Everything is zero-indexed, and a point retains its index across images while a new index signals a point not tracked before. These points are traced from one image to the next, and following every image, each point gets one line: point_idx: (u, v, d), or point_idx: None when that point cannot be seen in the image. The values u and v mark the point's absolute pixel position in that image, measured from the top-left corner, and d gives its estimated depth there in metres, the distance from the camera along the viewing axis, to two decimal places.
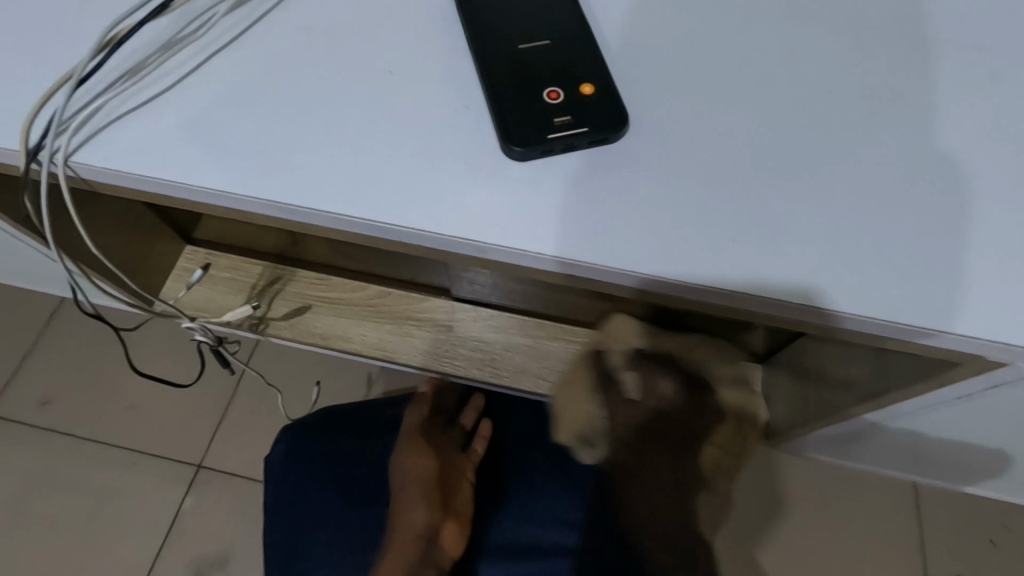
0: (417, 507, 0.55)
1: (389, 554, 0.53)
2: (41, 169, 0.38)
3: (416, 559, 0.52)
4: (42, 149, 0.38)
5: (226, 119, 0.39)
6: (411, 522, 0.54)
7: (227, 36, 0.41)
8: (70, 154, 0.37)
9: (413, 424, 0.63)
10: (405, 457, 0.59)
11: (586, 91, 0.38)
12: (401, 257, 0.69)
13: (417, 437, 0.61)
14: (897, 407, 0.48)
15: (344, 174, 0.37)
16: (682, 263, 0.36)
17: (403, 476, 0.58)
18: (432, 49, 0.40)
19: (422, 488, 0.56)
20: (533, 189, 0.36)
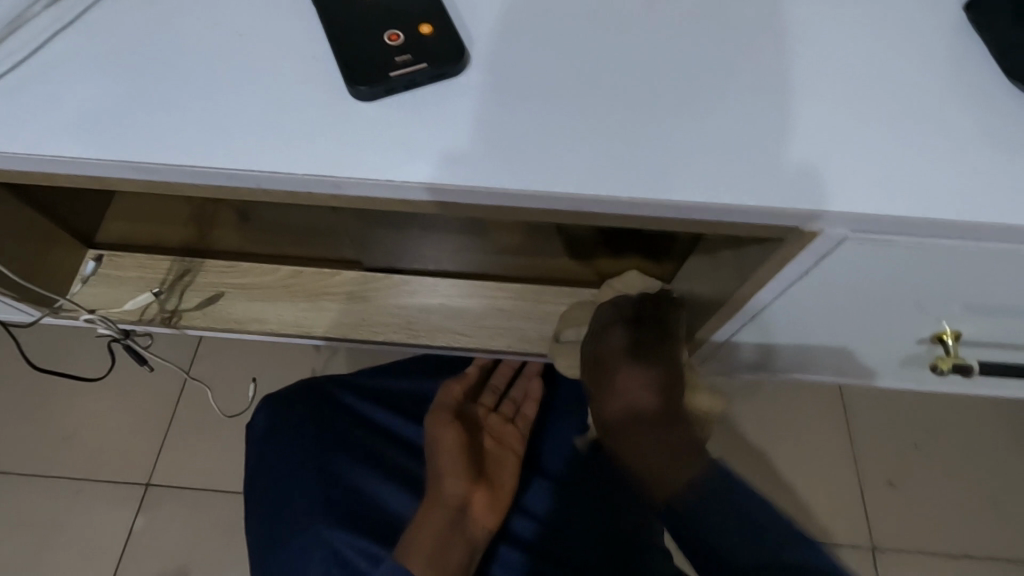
0: (452, 477, 0.59)
1: (426, 520, 0.56)
2: None
3: (448, 526, 0.56)
4: None
5: (67, 90, 0.39)
6: (450, 491, 0.58)
7: (70, 15, 0.41)
8: None
9: (449, 401, 0.65)
10: (439, 432, 0.62)
11: (423, 32, 0.40)
12: (315, 227, 0.70)
13: (452, 416, 0.64)
14: (756, 300, 0.52)
15: (194, 130, 0.39)
16: (517, 173, 0.39)
17: (436, 446, 0.61)
18: (274, 9, 0.42)
19: (455, 460, 0.60)
20: (384, 126, 0.39)
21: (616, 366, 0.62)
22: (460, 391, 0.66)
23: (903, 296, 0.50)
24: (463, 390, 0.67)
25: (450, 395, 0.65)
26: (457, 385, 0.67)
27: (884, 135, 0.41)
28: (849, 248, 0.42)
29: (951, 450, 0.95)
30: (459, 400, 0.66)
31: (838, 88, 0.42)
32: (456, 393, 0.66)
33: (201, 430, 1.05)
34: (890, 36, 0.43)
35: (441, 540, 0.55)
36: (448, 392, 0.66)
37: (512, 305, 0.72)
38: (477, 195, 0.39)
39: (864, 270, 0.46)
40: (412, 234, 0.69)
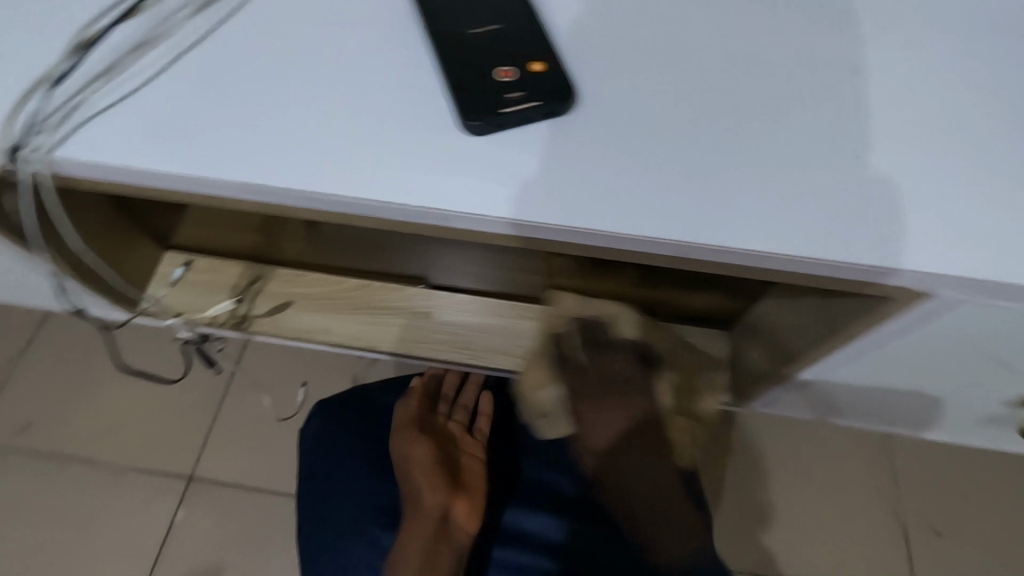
0: (426, 491, 0.61)
1: (408, 536, 0.58)
2: (25, 169, 0.39)
3: (430, 539, 0.58)
4: (23, 148, 0.38)
5: (190, 110, 0.41)
6: (423, 505, 0.60)
7: (194, 35, 0.42)
8: (53, 149, 0.38)
9: (403, 415, 0.67)
10: (399, 447, 0.64)
11: (535, 69, 0.41)
12: (379, 242, 0.73)
13: (405, 435, 0.65)
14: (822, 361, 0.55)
15: (312, 155, 0.40)
16: (628, 217, 0.39)
17: (406, 460, 0.63)
18: (386, 40, 0.43)
19: (423, 473, 0.62)
20: (493, 161, 0.39)
21: (584, 407, 0.65)
22: (411, 406, 0.68)
23: (992, 356, 0.48)
24: (412, 409, 0.68)
25: (404, 409, 0.68)
26: (406, 400, 0.69)
27: (993, 196, 0.40)
28: (951, 309, 0.42)
29: (1004, 508, 0.92)
30: (412, 416, 0.67)
31: (946, 145, 0.41)
32: (407, 413, 0.67)
33: (246, 428, 1.07)
34: (999, 93, 0.43)
35: (427, 555, 0.57)
36: (401, 409, 0.68)
37: None
38: (585, 235, 0.39)
39: (962, 330, 0.45)
40: (456, 254, 0.72)
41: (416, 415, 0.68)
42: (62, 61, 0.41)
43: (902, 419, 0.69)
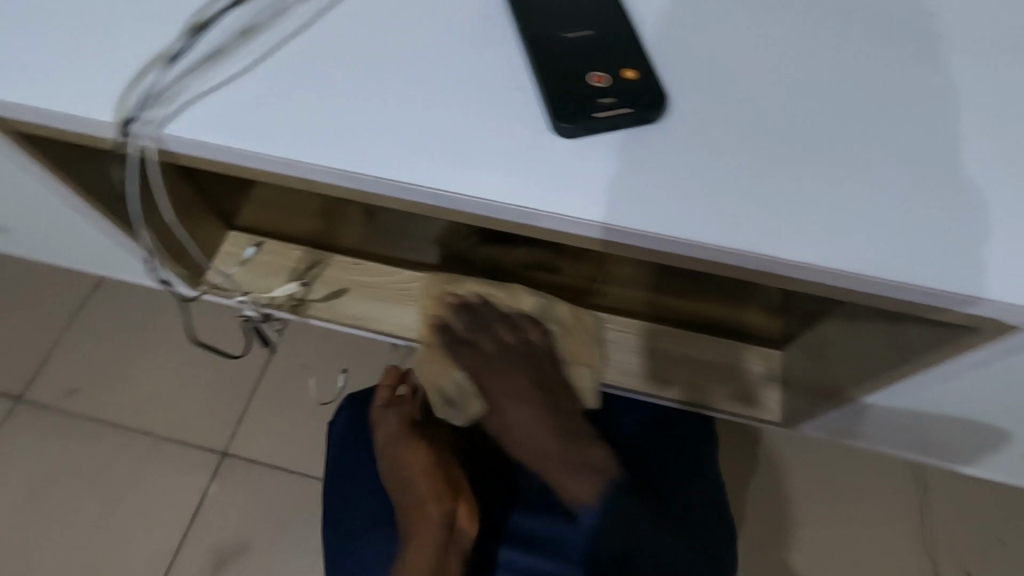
0: (428, 497, 0.57)
1: (416, 542, 0.55)
2: (134, 142, 0.41)
3: (438, 546, 0.54)
4: (134, 122, 0.40)
5: (290, 95, 0.42)
6: (416, 502, 0.58)
7: (297, 23, 0.44)
8: (162, 125, 0.40)
9: (389, 428, 0.64)
10: (391, 456, 0.62)
11: (627, 76, 0.41)
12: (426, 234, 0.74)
13: (401, 439, 0.63)
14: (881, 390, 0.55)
15: (403, 146, 0.41)
16: (716, 229, 0.39)
17: (403, 469, 0.61)
18: (480, 39, 0.44)
19: (425, 478, 0.59)
20: (581, 164, 0.40)
21: (488, 382, 0.57)
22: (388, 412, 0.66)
23: None
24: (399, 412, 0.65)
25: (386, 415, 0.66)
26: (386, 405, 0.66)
27: None
28: None
29: None
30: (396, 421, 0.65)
31: None
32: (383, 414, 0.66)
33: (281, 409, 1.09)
34: None
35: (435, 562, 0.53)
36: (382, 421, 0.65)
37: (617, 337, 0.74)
38: (672, 243, 0.39)
39: None
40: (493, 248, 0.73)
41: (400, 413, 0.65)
42: (174, 41, 0.43)
43: (948, 447, 0.69)
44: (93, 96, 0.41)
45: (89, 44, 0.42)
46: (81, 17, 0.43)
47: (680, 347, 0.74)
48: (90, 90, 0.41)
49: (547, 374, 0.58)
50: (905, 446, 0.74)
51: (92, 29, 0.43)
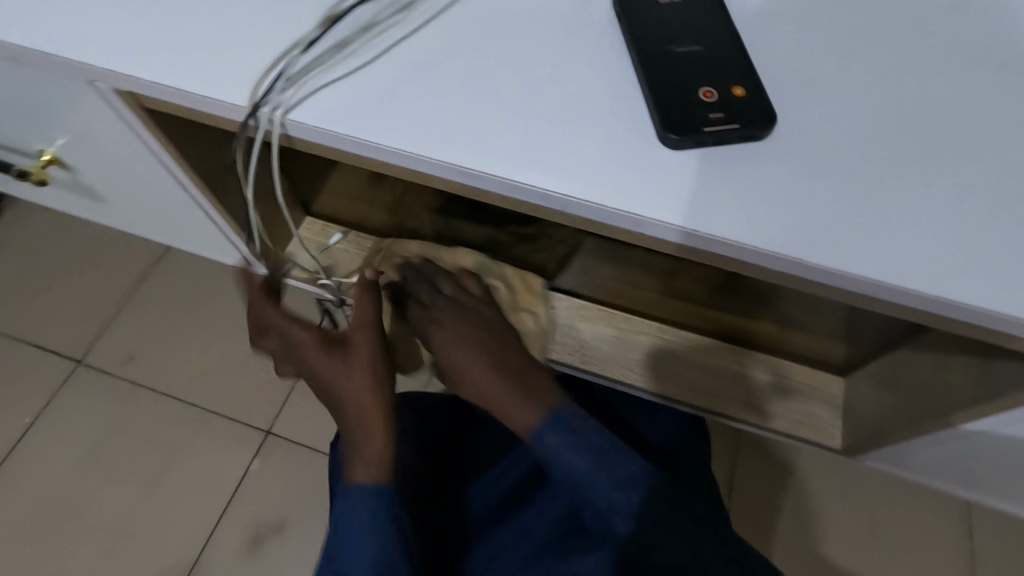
0: (353, 396, 0.51)
1: (369, 436, 0.48)
2: (261, 124, 0.43)
3: (374, 427, 0.49)
4: (266, 106, 0.43)
5: (406, 89, 0.44)
6: (362, 402, 0.50)
7: (419, 22, 0.46)
8: (289, 110, 0.43)
9: (306, 335, 0.55)
10: (322, 359, 0.53)
11: (737, 93, 0.42)
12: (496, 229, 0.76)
13: (326, 341, 0.54)
14: (958, 427, 0.54)
15: (513, 146, 0.42)
16: (820, 248, 0.40)
17: (326, 380, 0.52)
18: (592, 49, 0.45)
19: (353, 371, 0.52)
20: (687, 177, 0.41)
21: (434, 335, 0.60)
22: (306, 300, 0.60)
23: None
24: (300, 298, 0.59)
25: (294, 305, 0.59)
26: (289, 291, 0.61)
27: None
28: None
29: None
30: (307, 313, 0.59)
31: None
32: (294, 317, 0.57)
33: None
34: None
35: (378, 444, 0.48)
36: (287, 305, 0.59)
37: (680, 350, 0.75)
38: (776, 259, 0.40)
39: None
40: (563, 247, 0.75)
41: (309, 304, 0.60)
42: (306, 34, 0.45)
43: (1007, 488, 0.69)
44: (231, 81, 0.44)
45: (228, 33, 0.45)
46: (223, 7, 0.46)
47: (729, 360, 0.74)
48: (229, 75, 0.44)
49: (492, 319, 0.61)
50: (959, 482, 0.75)
51: (232, 18, 0.46)
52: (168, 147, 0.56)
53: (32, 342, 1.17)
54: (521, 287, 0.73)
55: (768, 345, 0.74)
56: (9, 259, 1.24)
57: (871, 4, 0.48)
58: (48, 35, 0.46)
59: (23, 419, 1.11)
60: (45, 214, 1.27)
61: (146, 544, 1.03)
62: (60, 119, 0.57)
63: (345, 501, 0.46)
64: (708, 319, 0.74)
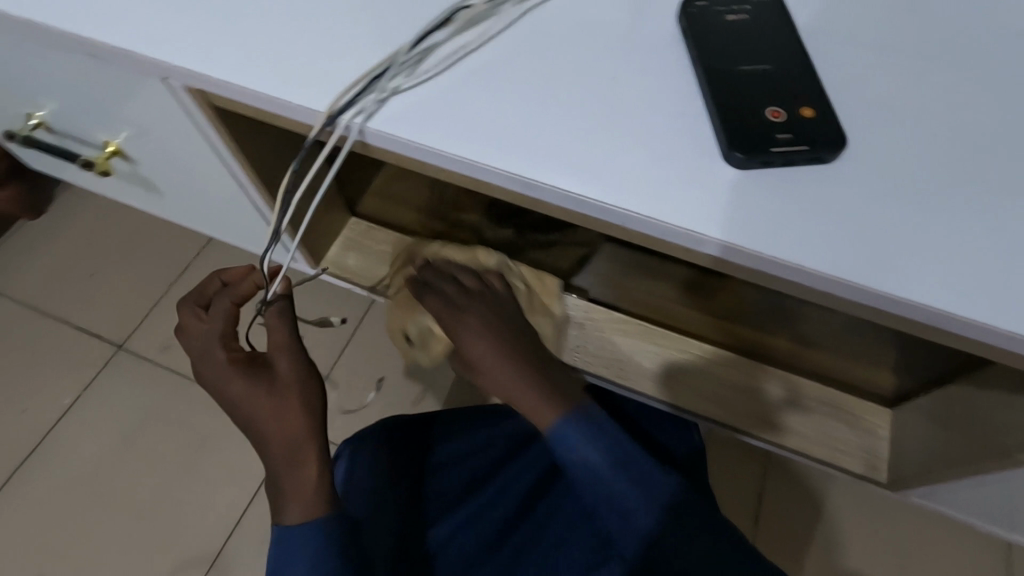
0: (276, 425, 0.51)
1: (301, 469, 0.51)
2: (337, 130, 0.45)
3: (300, 453, 0.51)
4: (345, 114, 0.45)
5: (475, 102, 0.45)
6: (289, 430, 0.52)
7: (488, 37, 0.48)
8: (367, 119, 0.45)
9: (221, 355, 0.55)
10: (243, 386, 0.53)
11: (806, 114, 0.42)
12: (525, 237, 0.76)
13: (247, 366, 0.54)
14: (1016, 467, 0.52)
15: (575, 159, 0.43)
16: (889, 275, 0.39)
17: (244, 411, 0.52)
18: (655, 67, 0.46)
19: (268, 398, 0.52)
20: (751, 196, 0.41)
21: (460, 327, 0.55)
22: (233, 313, 0.60)
23: None
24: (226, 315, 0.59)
25: (222, 326, 0.58)
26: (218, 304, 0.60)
27: None
28: None
29: None
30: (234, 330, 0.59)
31: None
32: (222, 338, 0.57)
33: (354, 390, 1.13)
34: None
35: (305, 471, 0.51)
36: (214, 324, 0.58)
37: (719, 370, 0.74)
38: (840, 284, 0.39)
39: None
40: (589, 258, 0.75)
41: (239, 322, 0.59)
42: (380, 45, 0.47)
43: None
44: (309, 87, 0.46)
45: (304, 41, 0.47)
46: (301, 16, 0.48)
47: (770, 383, 0.73)
48: (308, 82, 0.46)
49: (517, 320, 0.58)
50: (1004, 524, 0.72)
51: (309, 26, 0.48)
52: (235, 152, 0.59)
53: (75, 325, 1.20)
54: (537, 285, 0.71)
55: (782, 360, 0.72)
56: (58, 245, 1.28)
57: (943, 29, 0.47)
58: (134, 36, 0.48)
59: (63, 400, 1.14)
60: (95, 203, 1.32)
61: (172, 529, 1.05)
62: (129, 115, 0.60)
63: (283, 535, 0.49)
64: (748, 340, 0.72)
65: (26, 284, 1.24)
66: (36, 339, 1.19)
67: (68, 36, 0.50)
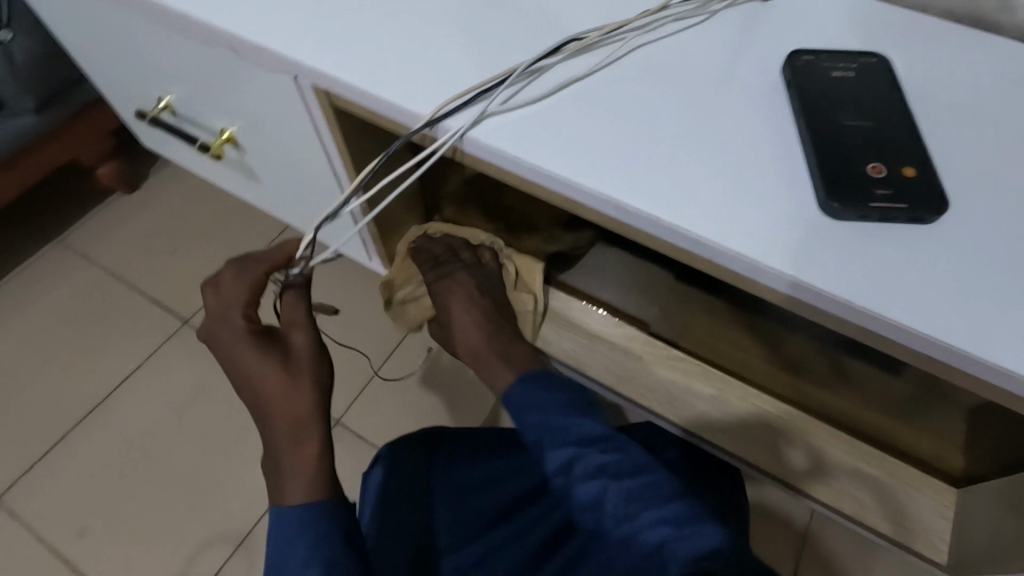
0: (282, 400, 0.54)
1: (301, 446, 0.53)
2: (441, 136, 0.49)
3: (303, 429, 0.53)
4: (451, 122, 0.49)
5: (579, 126, 0.48)
6: (295, 406, 0.54)
7: (599, 70, 0.51)
8: (472, 129, 0.48)
9: (241, 323, 0.58)
10: (259, 358, 0.55)
11: (908, 174, 0.43)
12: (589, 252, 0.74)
13: (264, 339, 0.57)
14: None
15: (670, 189, 0.45)
16: (980, 338, 0.38)
17: (253, 382, 0.55)
18: (758, 114, 0.48)
19: (280, 372, 0.55)
20: (846, 246, 0.42)
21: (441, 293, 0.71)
22: (257, 283, 0.63)
23: None
24: (249, 283, 0.62)
25: (243, 293, 0.61)
26: (240, 272, 0.63)
27: None
28: None
29: None
30: (254, 300, 0.62)
31: None
32: (242, 305, 0.60)
33: (398, 393, 1.15)
34: None
35: (305, 448, 0.52)
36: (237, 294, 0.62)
37: (776, 423, 0.72)
38: (926, 341, 0.39)
39: None
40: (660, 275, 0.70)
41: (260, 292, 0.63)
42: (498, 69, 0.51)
43: None
44: (426, 98, 0.50)
45: (432, 58, 0.52)
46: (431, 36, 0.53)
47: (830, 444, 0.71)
48: (429, 94, 0.50)
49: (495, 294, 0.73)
50: None
51: (437, 46, 0.52)
52: (341, 152, 0.64)
53: (150, 296, 1.28)
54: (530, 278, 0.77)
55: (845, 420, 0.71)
56: (146, 220, 1.38)
57: None
58: (280, 38, 0.54)
59: (128, 364, 1.21)
60: (184, 186, 1.42)
61: (208, 501, 1.09)
62: (250, 106, 0.66)
63: (282, 513, 0.50)
64: (807, 395, 0.72)
65: (112, 253, 1.34)
66: (113, 304, 1.27)
67: (221, 31, 0.56)
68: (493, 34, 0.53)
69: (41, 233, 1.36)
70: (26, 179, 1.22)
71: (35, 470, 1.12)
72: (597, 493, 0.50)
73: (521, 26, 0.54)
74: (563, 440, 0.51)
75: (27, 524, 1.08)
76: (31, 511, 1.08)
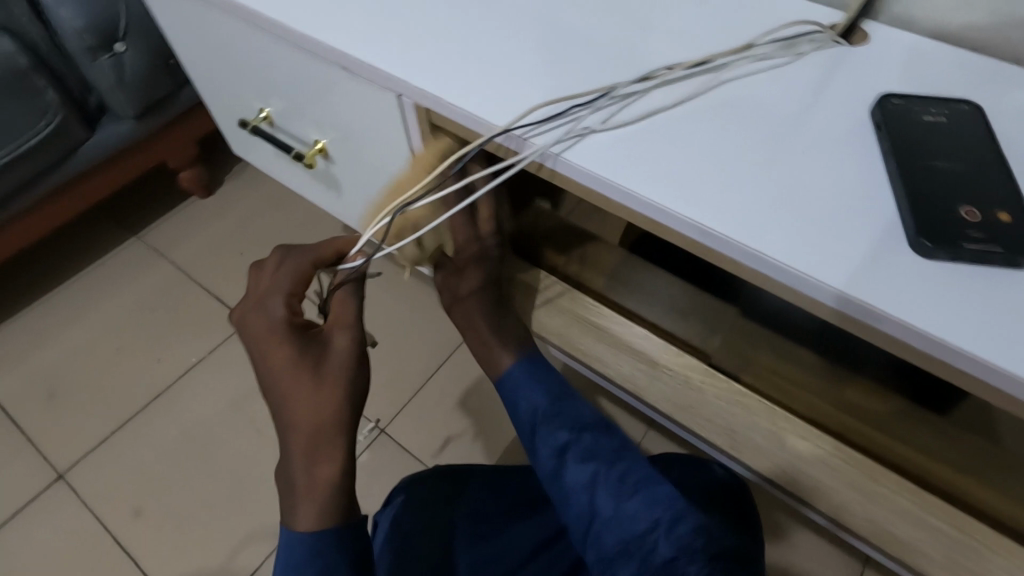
0: (308, 412, 0.55)
1: (318, 465, 0.54)
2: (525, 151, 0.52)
3: (326, 444, 0.55)
4: (537, 139, 0.52)
5: (666, 152, 0.50)
6: (321, 418, 0.55)
7: (688, 102, 0.53)
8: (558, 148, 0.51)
9: (279, 316, 0.58)
10: (293, 360, 0.55)
11: (1003, 219, 0.43)
12: (657, 286, 0.81)
13: (302, 338, 0.57)
14: None
15: (749, 214, 0.46)
16: None
17: (283, 385, 0.55)
18: (846, 152, 0.49)
19: (312, 379, 0.55)
20: (933, 282, 0.42)
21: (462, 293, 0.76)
22: (306, 271, 0.62)
23: None
24: (296, 272, 0.61)
25: (288, 281, 0.60)
26: (287, 258, 0.62)
27: None
28: None
29: None
30: (298, 290, 0.61)
31: None
32: (286, 294, 0.59)
33: (444, 407, 1.17)
34: None
35: (322, 467, 0.54)
36: (282, 278, 0.60)
37: None
38: (993, 372, 0.39)
39: None
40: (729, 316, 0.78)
41: (306, 282, 0.62)
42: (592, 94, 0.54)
43: None
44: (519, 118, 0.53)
45: (530, 87, 0.55)
46: (529, 68, 0.57)
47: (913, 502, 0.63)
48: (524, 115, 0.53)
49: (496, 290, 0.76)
50: None
51: (535, 76, 0.56)
52: None
53: (216, 295, 1.35)
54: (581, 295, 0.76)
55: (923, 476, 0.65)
56: (220, 223, 1.46)
57: None
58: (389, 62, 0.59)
59: (190, 357, 1.27)
60: (257, 194, 1.50)
61: (253, 497, 1.12)
62: (346, 120, 0.70)
63: (291, 531, 0.53)
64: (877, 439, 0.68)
65: (186, 252, 1.42)
66: (182, 300, 1.35)
67: (334, 52, 0.61)
68: (588, 68, 0.57)
69: (125, 229, 1.46)
70: (119, 177, 1.32)
71: (96, 451, 1.18)
72: (587, 476, 0.60)
73: (612, 60, 0.57)
74: (559, 425, 0.64)
75: (85, 503, 1.13)
76: (87, 490, 1.14)
